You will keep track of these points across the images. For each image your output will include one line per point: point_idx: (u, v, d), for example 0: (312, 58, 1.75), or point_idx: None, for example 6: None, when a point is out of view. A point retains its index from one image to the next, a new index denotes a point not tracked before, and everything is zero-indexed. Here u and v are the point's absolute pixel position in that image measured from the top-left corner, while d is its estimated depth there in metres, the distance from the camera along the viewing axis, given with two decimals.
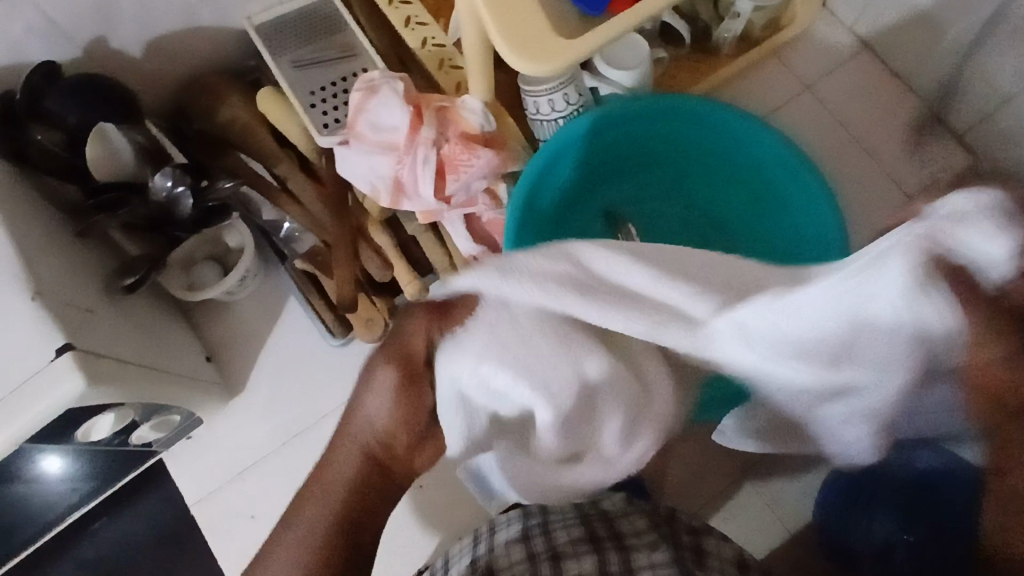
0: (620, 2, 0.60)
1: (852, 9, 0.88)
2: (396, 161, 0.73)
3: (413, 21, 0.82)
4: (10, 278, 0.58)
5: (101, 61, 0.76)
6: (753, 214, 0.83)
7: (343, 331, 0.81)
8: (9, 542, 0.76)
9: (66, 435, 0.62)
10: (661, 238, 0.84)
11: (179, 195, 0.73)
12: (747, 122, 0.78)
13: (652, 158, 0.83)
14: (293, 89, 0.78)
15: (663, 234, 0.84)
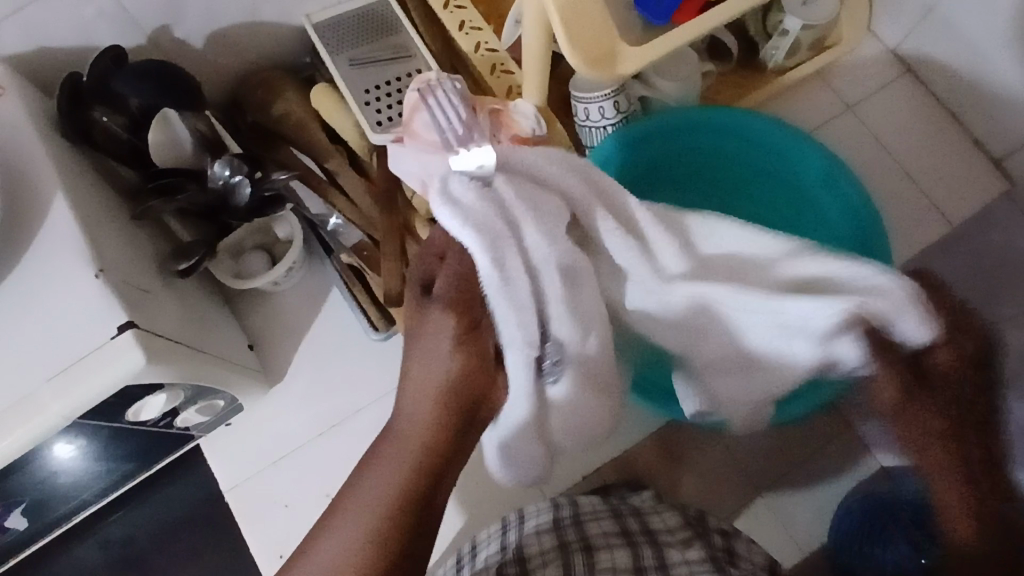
0: (684, 13, 0.61)
1: (898, 33, 0.89)
2: (449, 160, 0.73)
3: (467, 26, 0.83)
4: (77, 256, 0.59)
5: (164, 51, 0.78)
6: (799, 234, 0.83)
7: (386, 325, 0.82)
8: (46, 517, 0.77)
9: (119, 412, 0.64)
10: None
11: (237, 184, 0.76)
12: (804, 142, 0.79)
13: (705, 167, 0.85)
14: (349, 87, 0.80)
15: None
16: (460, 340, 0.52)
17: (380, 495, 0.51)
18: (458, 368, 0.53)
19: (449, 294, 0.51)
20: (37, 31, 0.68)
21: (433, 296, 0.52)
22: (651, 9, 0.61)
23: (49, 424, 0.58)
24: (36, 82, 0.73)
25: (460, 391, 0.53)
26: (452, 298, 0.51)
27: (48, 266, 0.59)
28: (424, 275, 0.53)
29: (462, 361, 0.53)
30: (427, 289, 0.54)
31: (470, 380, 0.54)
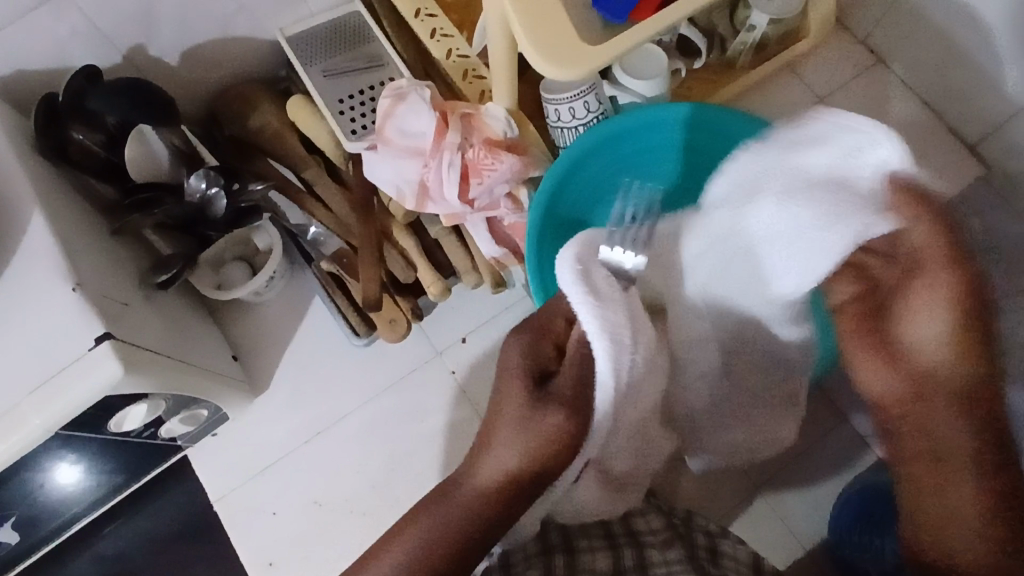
0: (642, 9, 0.62)
1: (866, 25, 0.90)
2: (422, 164, 0.75)
3: (438, 33, 0.84)
4: (55, 270, 0.60)
5: (140, 68, 0.79)
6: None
7: (367, 330, 0.83)
8: (35, 531, 0.78)
9: (101, 423, 0.64)
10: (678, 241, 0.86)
11: (212, 196, 0.77)
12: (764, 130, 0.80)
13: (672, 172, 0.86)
14: (323, 96, 0.81)
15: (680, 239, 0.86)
16: (549, 450, 0.50)
17: (419, 557, 0.50)
18: (528, 471, 0.51)
19: (564, 392, 0.52)
20: (13, 52, 0.69)
21: (548, 389, 0.52)
22: (609, 9, 0.62)
23: (29, 437, 0.58)
24: (14, 102, 0.74)
25: (523, 493, 0.51)
26: (566, 400, 0.51)
27: (26, 280, 0.60)
28: (529, 354, 0.54)
29: (544, 461, 0.50)
30: (538, 379, 0.53)
31: (542, 478, 0.51)
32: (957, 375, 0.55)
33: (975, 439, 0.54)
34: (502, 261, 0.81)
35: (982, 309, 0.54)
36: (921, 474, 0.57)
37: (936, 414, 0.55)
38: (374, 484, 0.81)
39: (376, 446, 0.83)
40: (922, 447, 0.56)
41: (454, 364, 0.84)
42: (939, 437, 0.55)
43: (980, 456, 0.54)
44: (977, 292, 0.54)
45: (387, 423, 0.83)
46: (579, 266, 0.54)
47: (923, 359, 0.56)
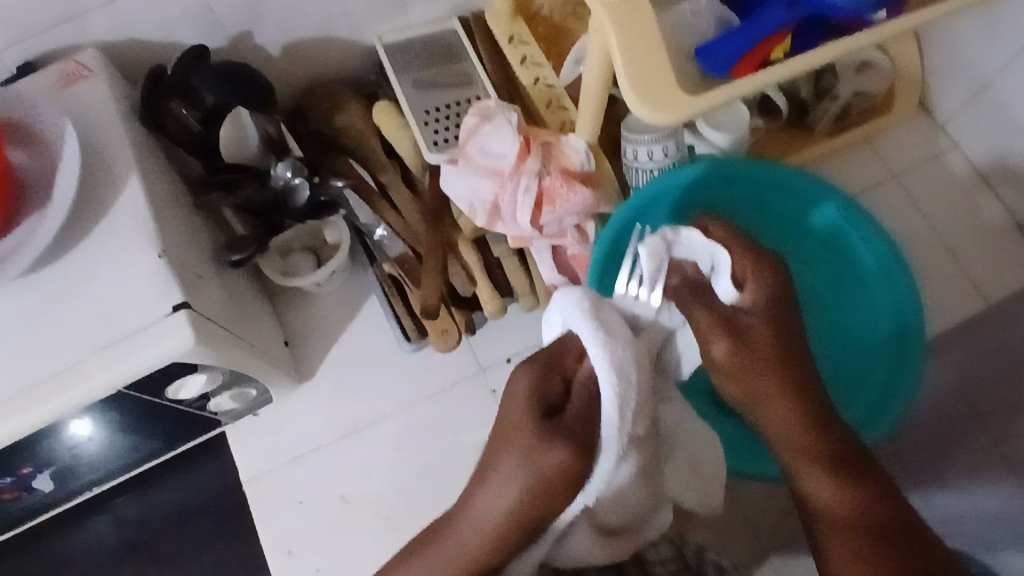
0: (744, 66, 0.64)
1: (947, 109, 0.91)
2: (498, 185, 0.77)
3: (528, 60, 0.86)
4: (144, 235, 0.63)
5: (243, 55, 0.83)
6: (837, 290, 0.85)
7: (418, 336, 0.84)
8: (70, 482, 0.80)
9: (161, 387, 0.66)
10: None
11: (295, 186, 0.80)
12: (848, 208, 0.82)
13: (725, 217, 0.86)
14: (410, 106, 0.84)
15: None
16: (550, 487, 0.49)
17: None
18: (530, 504, 0.49)
19: (572, 426, 0.50)
20: (135, 24, 0.73)
21: (557, 420, 0.50)
22: (710, 61, 0.64)
23: (94, 392, 0.60)
24: (124, 71, 0.78)
25: (529, 526, 0.50)
26: (573, 436, 0.49)
27: (115, 240, 0.63)
28: (538, 387, 0.52)
29: (542, 501, 0.49)
30: (546, 411, 0.51)
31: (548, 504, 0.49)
32: (814, 434, 0.51)
33: (858, 497, 0.49)
34: (561, 289, 0.82)
35: (786, 347, 0.53)
36: (833, 546, 0.48)
37: (839, 492, 0.49)
38: (400, 488, 0.82)
39: (409, 451, 0.83)
40: (838, 520, 0.49)
41: (495, 384, 0.85)
42: (829, 507, 0.49)
43: (882, 515, 0.48)
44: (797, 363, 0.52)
45: (423, 430, 0.84)
46: (589, 302, 0.53)
47: (778, 416, 0.51)
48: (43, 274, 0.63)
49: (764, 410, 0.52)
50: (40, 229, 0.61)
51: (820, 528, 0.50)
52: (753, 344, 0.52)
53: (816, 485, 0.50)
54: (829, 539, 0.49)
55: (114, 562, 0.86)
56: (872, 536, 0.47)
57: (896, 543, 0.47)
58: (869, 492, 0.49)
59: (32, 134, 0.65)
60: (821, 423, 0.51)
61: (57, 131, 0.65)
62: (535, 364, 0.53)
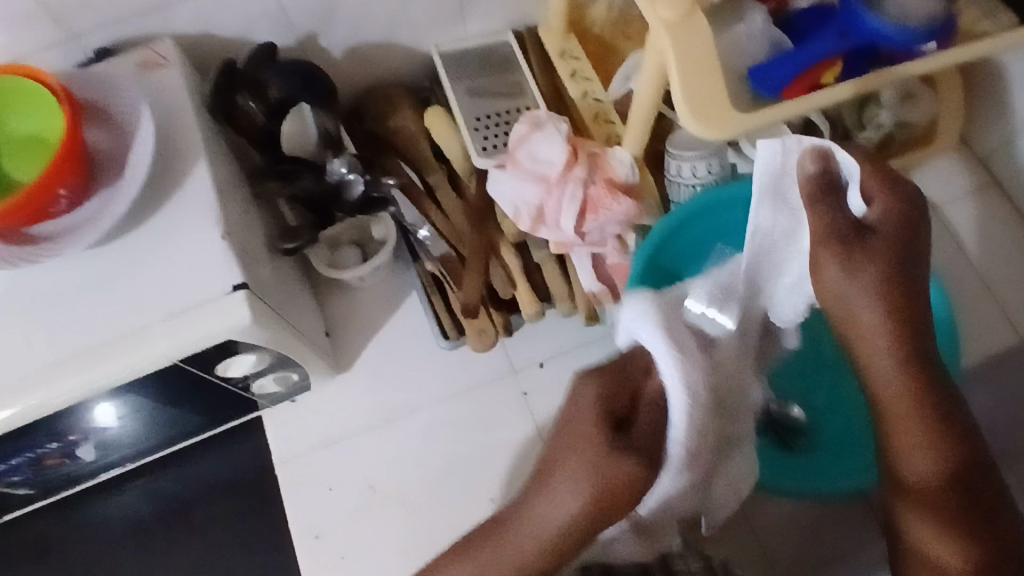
0: (794, 89, 0.66)
1: (989, 145, 0.92)
2: (544, 191, 0.79)
3: (578, 74, 0.88)
4: (209, 216, 0.66)
5: (307, 54, 0.86)
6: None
7: (456, 334, 0.86)
8: (111, 452, 0.82)
9: (212, 363, 0.69)
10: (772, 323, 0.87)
11: (350, 181, 0.83)
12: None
13: None
14: (462, 112, 0.87)
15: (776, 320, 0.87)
16: (616, 497, 0.49)
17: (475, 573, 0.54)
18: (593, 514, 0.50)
19: (638, 440, 0.51)
20: (211, 19, 0.77)
21: (625, 436, 0.51)
22: (762, 83, 0.66)
23: (152, 361, 0.63)
24: (195, 62, 0.81)
25: (591, 533, 0.51)
26: (639, 450, 0.50)
27: (183, 219, 0.66)
28: (604, 401, 0.52)
29: (607, 512, 0.50)
30: (614, 425, 0.52)
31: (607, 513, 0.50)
32: (923, 419, 0.52)
33: (952, 465, 0.53)
34: (598, 297, 0.83)
35: (915, 313, 0.51)
36: (917, 502, 0.54)
37: (939, 460, 0.52)
38: (428, 482, 0.84)
39: (439, 445, 0.85)
40: (928, 506, 0.54)
41: (527, 386, 0.87)
42: (924, 473, 0.53)
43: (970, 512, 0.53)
44: (920, 329, 0.51)
45: (454, 426, 0.86)
46: (662, 319, 0.54)
47: (893, 397, 0.52)
48: (111, 246, 0.66)
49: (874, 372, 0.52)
50: (113, 203, 0.65)
51: (908, 487, 0.54)
52: (892, 304, 0.50)
53: (915, 455, 0.53)
54: (917, 498, 0.54)
55: (143, 535, 0.88)
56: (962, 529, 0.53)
57: (975, 500, 0.53)
58: (964, 488, 0.53)
59: (112, 115, 0.68)
60: (933, 400, 0.51)
61: (135, 112, 0.68)
62: (604, 377, 0.54)
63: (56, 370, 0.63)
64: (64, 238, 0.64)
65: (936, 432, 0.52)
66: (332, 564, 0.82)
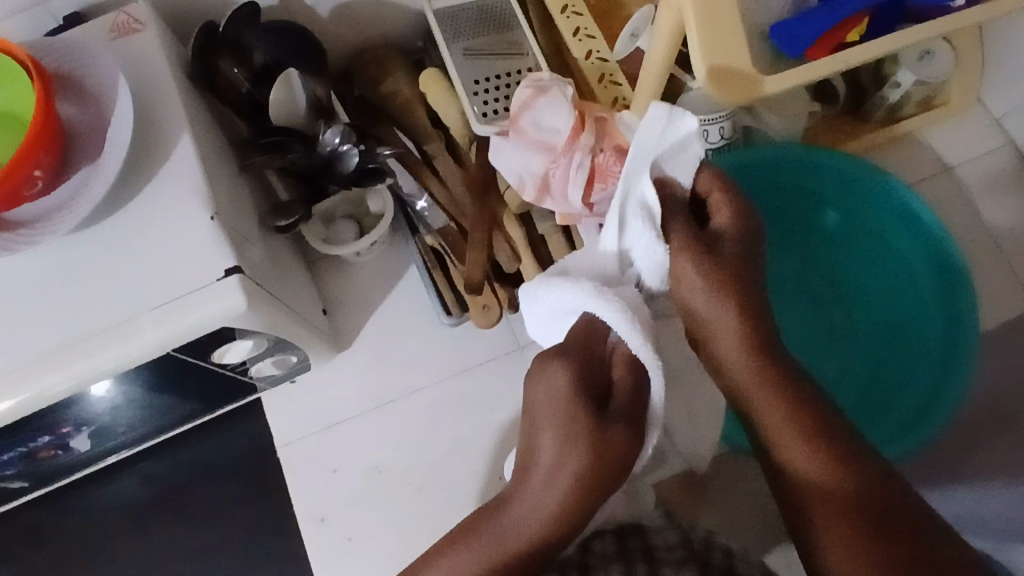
0: (818, 50, 0.62)
1: (1006, 104, 0.88)
2: (550, 160, 0.75)
3: (582, 33, 0.83)
4: (195, 196, 0.62)
5: (293, 15, 0.80)
6: (870, 280, 0.84)
7: (458, 311, 0.84)
8: (105, 441, 0.79)
9: (209, 351, 0.66)
10: (790, 295, 0.85)
11: (344, 152, 0.78)
12: (876, 179, 0.82)
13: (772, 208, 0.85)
14: (459, 75, 0.81)
15: (794, 292, 0.85)
16: (603, 470, 0.51)
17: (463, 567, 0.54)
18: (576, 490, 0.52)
19: (621, 407, 0.52)
20: None
21: (606, 412, 0.52)
22: (785, 41, 0.62)
23: (143, 351, 0.60)
24: (173, 25, 0.75)
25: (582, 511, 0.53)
26: (626, 415, 0.52)
27: (168, 201, 0.62)
28: (582, 381, 0.52)
29: (591, 488, 0.52)
30: (596, 401, 0.52)
31: (600, 492, 0.52)
32: (778, 387, 0.51)
33: (817, 439, 0.51)
34: None
35: (751, 273, 0.53)
36: (799, 478, 0.51)
37: (796, 423, 0.51)
38: (434, 462, 0.82)
39: (443, 424, 0.83)
40: (817, 490, 0.50)
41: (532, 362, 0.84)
42: (800, 450, 0.51)
43: (862, 487, 0.50)
44: (749, 280, 0.53)
45: (458, 405, 0.84)
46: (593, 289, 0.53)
47: (744, 378, 0.52)
48: (94, 230, 0.62)
49: (725, 362, 0.53)
50: (93, 185, 0.60)
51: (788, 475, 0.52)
52: (722, 265, 0.52)
53: (776, 416, 0.51)
54: (802, 470, 0.51)
55: (142, 522, 0.86)
56: (863, 515, 0.49)
57: (860, 477, 0.50)
58: (850, 463, 0.50)
59: (85, 87, 0.63)
60: (777, 360, 0.52)
61: (109, 84, 0.63)
62: (569, 355, 0.53)
63: (41, 365, 0.59)
64: (43, 223, 0.60)
65: (803, 418, 0.51)
66: (339, 547, 0.80)
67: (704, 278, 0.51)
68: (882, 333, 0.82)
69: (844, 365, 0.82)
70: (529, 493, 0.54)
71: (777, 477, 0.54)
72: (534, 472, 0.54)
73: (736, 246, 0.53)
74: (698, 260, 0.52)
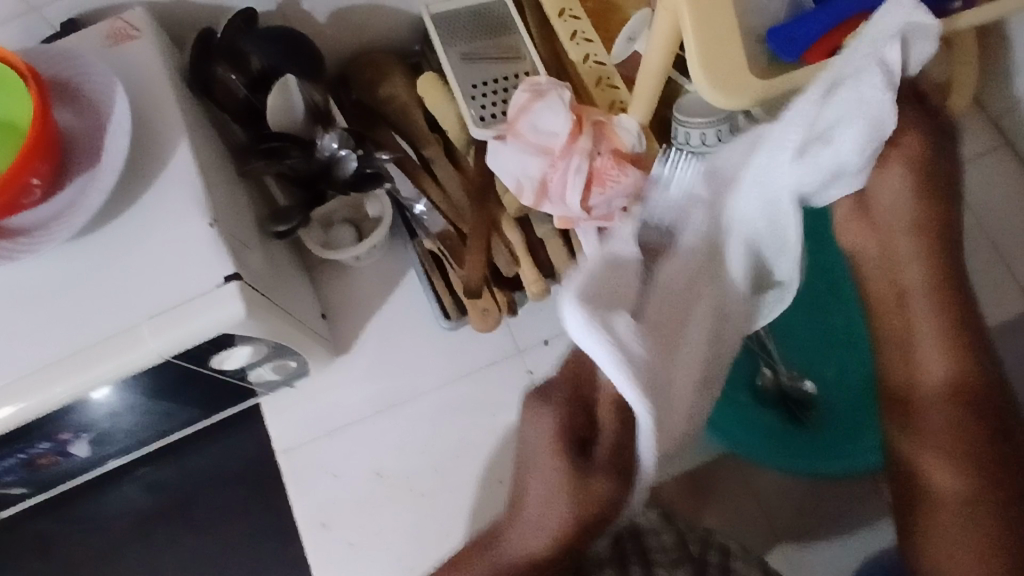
0: (817, 53, 0.62)
1: (1004, 104, 0.88)
2: (548, 164, 0.75)
3: (579, 36, 0.83)
4: (193, 203, 0.62)
5: (290, 20, 0.80)
6: None
7: (457, 314, 0.84)
8: (105, 447, 0.79)
9: (208, 357, 0.66)
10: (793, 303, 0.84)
11: (342, 157, 0.79)
12: None
13: None
14: (457, 79, 0.81)
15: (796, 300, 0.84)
16: (586, 513, 0.47)
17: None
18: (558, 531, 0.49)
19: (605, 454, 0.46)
20: None
21: (591, 458, 0.47)
22: (782, 46, 0.62)
23: (143, 359, 0.60)
24: (170, 31, 0.75)
25: (566, 552, 0.50)
26: (608, 468, 0.46)
27: (166, 208, 0.62)
28: (570, 417, 0.47)
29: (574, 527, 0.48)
30: (579, 445, 0.47)
31: (586, 535, 0.49)
32: (964, 363, 0.47)
33: (958, 431, 0.48)
34: None
35: (954, 234, 0.48)
36: (925, 469, 0.49)
37: (950, 408, 0.48)
38: (434, 466, 0.82)
39: (442, 428, 0.83)
40: (953, 496, 0.48)
41: (532, 365, 0.85)
42: (944, 423, 0.48)
43: (987, 483, 0.48)
44: (950, 247, 0.48)
45: (458, 409, 0.84)
46: None
47: (896, 357, 0.49)
48: (92, 238, 0.62)
49: (917, 354, 0.48)
50: (91, 192, 0.60)
51: (911, 471, 0.50)
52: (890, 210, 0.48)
53: (935, 416, 0.48)
54: (933, 457, 0.49)
55: (142, 528, 0.86)
56: (974, 508, 0.48)
57: (1002, 479, 0.48)
58: (986, 465, 0.48)
59: (83, 95, 0.63)
60: (967, 336, 0.47)
61: (107, 91, 0.63)
62: (557, 393, 0.48)
63: (41, 374, 0.59)
64: (42, 232, 0.60)
65: (963, 408, 0.48)
66: (339, 552, 0.80)
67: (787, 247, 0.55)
68: None
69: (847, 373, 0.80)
70: (513, 534, 0.52)
71: (898, 474, 0.52)
72: (519, 515, 0.51)
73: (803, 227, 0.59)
74: (920, 174, 0.48)
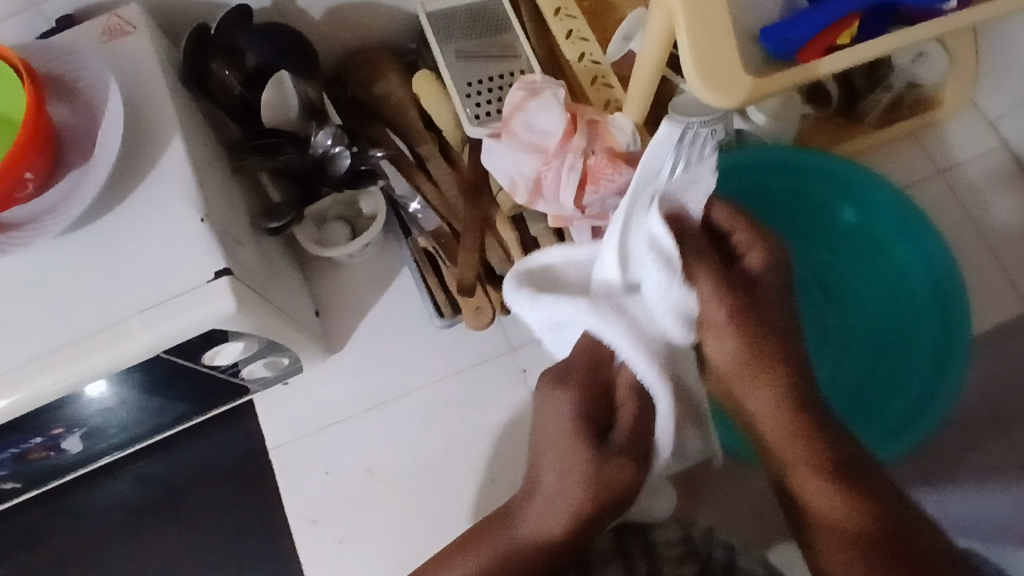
0: (811, 52, 0.62)
1: (1001, 107, 0.88)
2: (542, 162, 0.75)
3: (575, 35, 0.83)
4: (185, 198, 0.62)
5: (285, 16, 0.80)
6: (868, 285, 0.83)
7: (451, 312, 0.84)
8: (97, 443, 0.79)
9: (200, 352, 0.66)
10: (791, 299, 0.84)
11: (336, 154, 0.79)
12: (880, 186, 0.81)
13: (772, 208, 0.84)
14: (452, 77, 0.81)
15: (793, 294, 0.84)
16: (603, 491, 0.55)
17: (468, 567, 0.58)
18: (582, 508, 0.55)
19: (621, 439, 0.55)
20: None
21: (607, 443, 0.55)
22: (777, 44, 0.62)
23: (133, 354, 0.60)
24: (166, 27, 0.75)
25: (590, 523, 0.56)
26: (627, 450, 0.55)
27: (158, 204, 0.62)
28: (582, 407, 0.55)
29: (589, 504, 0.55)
30: (597, 431, 0.56)
31: (603, 511, 0.56)
32: (809, 433, 0.53)
33: (854, 507, 0.52)
34: None
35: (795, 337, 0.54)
36: (828, 534, 0.53)
37: (822, 470, 0.53)
38: (426, 464, 0.82)
39: (435, 426, 0.83)
40: (839, 531, 0.52)
41: (526, 364, 0.84)
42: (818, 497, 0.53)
43: (882, 527, 0.52)
44: (777, 321, 0.53)
45: (451, 407, 0.84)
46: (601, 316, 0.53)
47: (773, 423, 0.53)
48: (84, 232, 0.62)
49: (753, 411, 0.54)
50: (83, 186, 0.60)
51: (814, 520, 0.54)
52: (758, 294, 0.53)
53: (817, 489, 0.53)
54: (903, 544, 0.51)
55: (135, 524, 0.86)
56: (872, 545, 0.51)
57: (901, 547, 0.51)
58: (864, 504, 0.52)
59: (77, 89, 0.63)
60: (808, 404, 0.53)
61: (100, 86, 0.63)
62: (570, 384, 0.56)
63: (31, 367, 0.59)
64: (33, 225, 0.60)
65: (824, 470, 0.53)
66: (331, 549, 0.80)
67: (732, 334, 0.51)
68: (874, 341, 0.82)
69: (834, 369, 0.81)
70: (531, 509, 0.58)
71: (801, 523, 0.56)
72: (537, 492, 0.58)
73: (771, 289, 0.53)
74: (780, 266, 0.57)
